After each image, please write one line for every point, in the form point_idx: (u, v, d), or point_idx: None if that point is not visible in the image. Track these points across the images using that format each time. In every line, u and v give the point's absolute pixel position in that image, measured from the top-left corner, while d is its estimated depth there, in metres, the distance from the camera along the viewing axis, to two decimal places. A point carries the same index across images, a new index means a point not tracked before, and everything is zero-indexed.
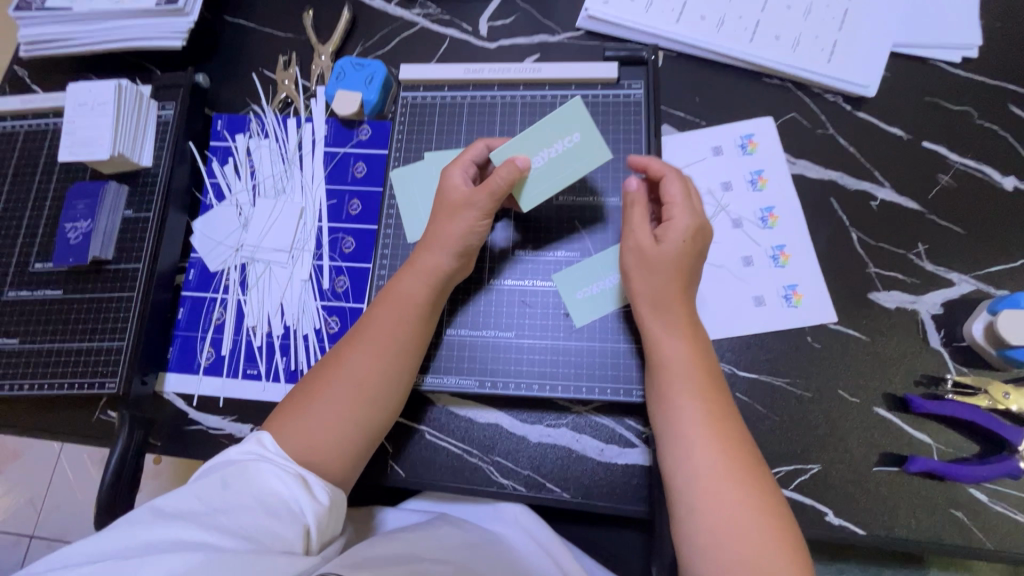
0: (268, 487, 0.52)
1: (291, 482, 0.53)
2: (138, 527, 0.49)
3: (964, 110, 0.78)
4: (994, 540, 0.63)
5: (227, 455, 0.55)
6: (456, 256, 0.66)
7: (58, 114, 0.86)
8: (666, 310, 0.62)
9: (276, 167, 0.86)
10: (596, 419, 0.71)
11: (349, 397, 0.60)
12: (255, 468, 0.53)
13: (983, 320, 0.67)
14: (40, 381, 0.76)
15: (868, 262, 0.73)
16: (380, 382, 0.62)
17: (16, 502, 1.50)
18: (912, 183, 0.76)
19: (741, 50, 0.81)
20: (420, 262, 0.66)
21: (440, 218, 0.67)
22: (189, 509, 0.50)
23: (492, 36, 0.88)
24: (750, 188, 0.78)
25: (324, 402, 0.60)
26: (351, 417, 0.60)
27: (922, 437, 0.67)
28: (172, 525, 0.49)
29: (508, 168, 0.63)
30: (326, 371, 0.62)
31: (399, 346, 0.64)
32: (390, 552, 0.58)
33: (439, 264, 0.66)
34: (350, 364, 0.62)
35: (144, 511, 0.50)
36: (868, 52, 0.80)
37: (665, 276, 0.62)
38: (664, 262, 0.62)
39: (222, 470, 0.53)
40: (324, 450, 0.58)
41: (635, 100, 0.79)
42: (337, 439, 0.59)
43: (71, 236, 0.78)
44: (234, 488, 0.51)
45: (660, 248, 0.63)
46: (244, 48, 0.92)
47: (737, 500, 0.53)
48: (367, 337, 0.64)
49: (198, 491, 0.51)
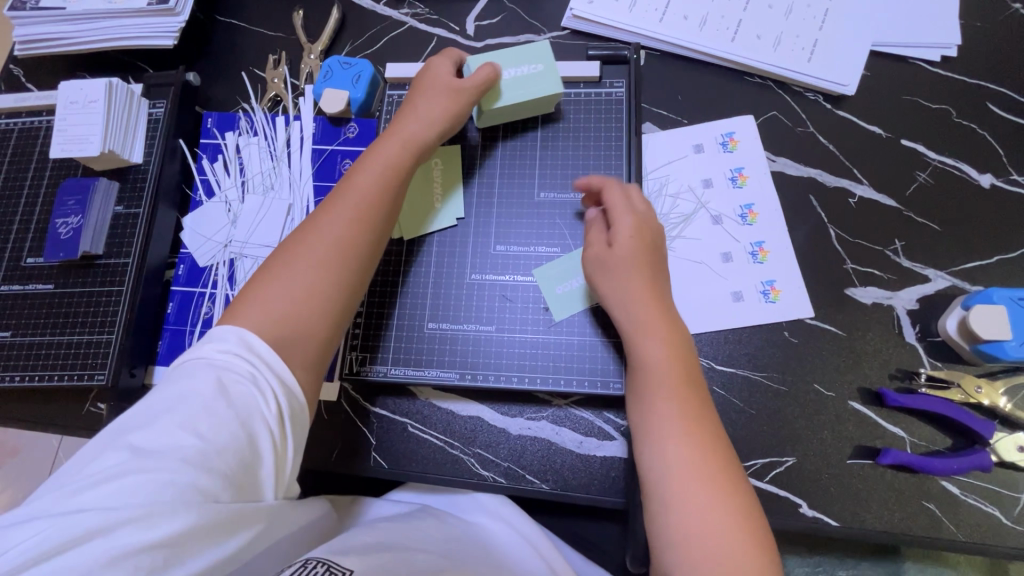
0: (251, 424, 0.49)
1: (274, 420, 0.50)
2: (105, 471, 0.43)
3: (942, 108, 0.79)
4: (966, 532, 0.64)
5: (204, 370, 0.50)
6: (432, 132, 0.70)
7: (51, 111, 0.87)
8: (634, 310, 0.63)
9: (264, 164, 0.87)
10: (576, 412, 0.72)
11: (329, 256, 0.60)
12: (238, 400, 0.49)
13: (957, 316, 0.68)
14: (31, 373, 0.78)
15: (845, 258, 0.74)
16: (360, 237, 0.62)
17: (15, 497, 1.52)
18: (890, 180, 0.77)
19: (723, 50, 0.82)
20: (397, 140, 0.68)
21: (418, 102, 0.71)
22: (164, 448, 0.45)
23: (478, 35, 0.89)
24: (730, 186, 0.79)
25: (301, 263, 0.59)
26: (330, 270, 0.60)
27: (895, 430, 0.68)
28: (148, 467, 0.44)
29: (487, 69, 0.72)
30: (299, 238, 0.61)
31: (376, 212, 0.64)
32: (373, 542, 0.59)
33: (413, 146, 0.68)
34: (326, 225, 0.62)
35: (116, 451, 0.44)
36: (847, 52, 0.81)
37: (626, 278, 0.64)
38: (622, 266, 0.65)
39: (201, 398, 0.48)
40: (304, 303, 0.57)
41: (617, 98, 0.80)
42: (315, 289, 0.58)
43: (62, 231, 0.80)
44: (217, 421, 0.47)
45: (616, 252, 0.65)
46: (235, 47, 0.93)
47: (708, 495, 0.53)
48: (341, 202, 0.64)
49: (177, 421, 0.46)
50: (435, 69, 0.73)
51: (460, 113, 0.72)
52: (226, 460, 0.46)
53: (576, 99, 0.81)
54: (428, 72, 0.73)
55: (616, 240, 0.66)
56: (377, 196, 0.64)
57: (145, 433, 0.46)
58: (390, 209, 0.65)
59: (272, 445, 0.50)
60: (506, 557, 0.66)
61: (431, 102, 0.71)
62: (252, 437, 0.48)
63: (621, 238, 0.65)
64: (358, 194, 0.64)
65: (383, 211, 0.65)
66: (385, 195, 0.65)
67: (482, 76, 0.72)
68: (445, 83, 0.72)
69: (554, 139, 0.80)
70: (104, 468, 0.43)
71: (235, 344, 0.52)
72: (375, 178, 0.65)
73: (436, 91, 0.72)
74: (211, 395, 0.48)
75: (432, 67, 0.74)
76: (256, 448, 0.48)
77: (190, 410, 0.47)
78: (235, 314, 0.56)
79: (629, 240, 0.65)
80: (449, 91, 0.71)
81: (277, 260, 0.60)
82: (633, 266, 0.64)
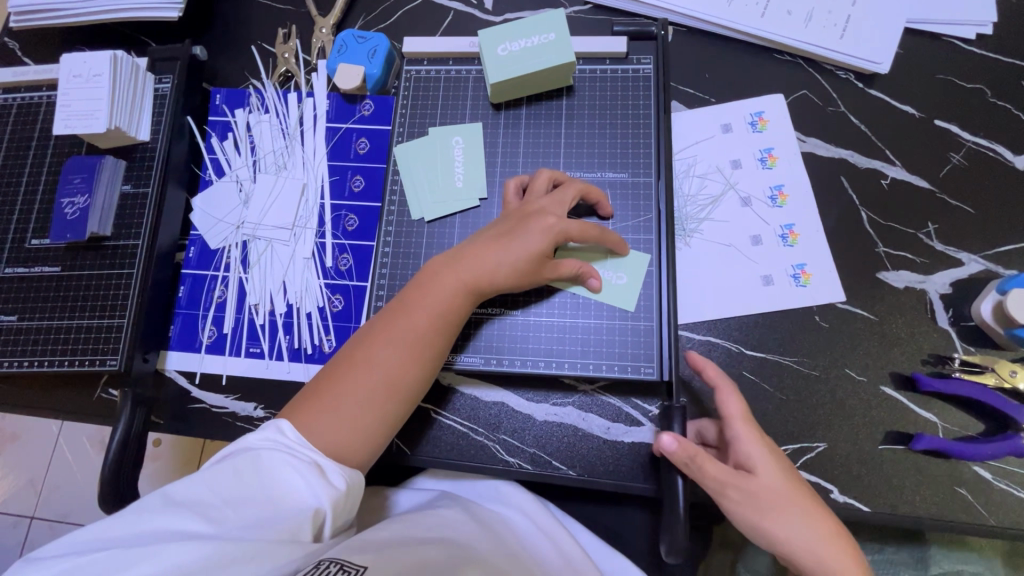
0: (280, 479, 0.54)
1: (305, 473, 0.54)
2: (142, 514, 0.50)
3: (977, 88, 0.77)
4: (998, 518, 0.63)
5: (244, 443, 0.56)
6: (505, 274, 0.66)
7: (51, 86, 0.84)
8: (804, 535, 0.58)
9: (276, 142, 0.84)
10: (602, 398, 0.71)
11: (374, 389, 0.62)
12: (267, 459, 0.55)
13: (992, 300, 0.67)
14: (39, 359, 0.75)
15: (876, 241, 0.73)
16: (407, 381, 0.64)
17: (18, 482, 1.50)
18: (923, 162, 0.75)
19: (752, 26, 0.80)
20: (466, 265, 0.66)
21: (504, 235, 0.67)
22: (194, 498, 0.52)
23: (497, 10, 0.86)
24: (760, 166, 0.77)
25: (346, 391, 0.62)
26: (373, 417, 0.62)
27: (927, 415, 0.67)
28: (176, 512, 0.50)
29: (573, 266, 0.68)
30: (354, 367, 0.63)
31: (423, 352, 0.64)
32: (390, 538, 0.58)
33: (482, 273, 0.66)
34: (384, 361, 0.63)
35: (153, 498, 0.52)
36: (881, 29, 0.78)
37: (775, 503, 0.58)
38: (772, 490, 0.58)
39: (233, 460, 0.54)
40: (347, 450, 0.60)
41: (644, 75, 0.78)
42: (362, 436, 0.61)
43: (68, 211, 0.77)
44: (246, 476, 0.53)
45: (758, 471, 0.58)
46: (243, 20, 0.89)
47: None
48: (394, 330, 0.64)
49: (208, 479, 0.53)
50: (541, 223, 0.66)
51: (531, 264, 0.66)
52: (251, 512, 0.52)
53: (601, 76, 0.78)
54: (533, 223, 0.66)
55: (762, 459, 0.59)
56: (427, 345, 0.65)
57: (179, 486, 0.52)
58: (436, 350, 0.65)
59: (301, 493, 0.53)
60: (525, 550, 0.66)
61: (513, 260, 0.65)
62: (279, 489, 0.53)
63: (748, 449, 0.59)
64: (414, 338, 0.64)
65: (427, 358, 0.65)
66: (433, 347, 0.65)
67: (570, 270, 0.67)
68: (542, 246, 0.65)
69: (580, 118, 0.78)
70: (143, 509, 0.51)
71: (273, 431, 0.58)
72: (433, 325, 0.65)
73: (528, 252, 0.65)
74: (244, 460, 0.54)
75: (542, 220, 0.66)
76: (283, 499, 0.53)
77: (224, 470, 0.53)
78: (295, 412, 0.61)
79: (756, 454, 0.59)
80: (535, 259, 0.66)
81: (330, 385, 0.62)
82: (783, 486, 0.58)
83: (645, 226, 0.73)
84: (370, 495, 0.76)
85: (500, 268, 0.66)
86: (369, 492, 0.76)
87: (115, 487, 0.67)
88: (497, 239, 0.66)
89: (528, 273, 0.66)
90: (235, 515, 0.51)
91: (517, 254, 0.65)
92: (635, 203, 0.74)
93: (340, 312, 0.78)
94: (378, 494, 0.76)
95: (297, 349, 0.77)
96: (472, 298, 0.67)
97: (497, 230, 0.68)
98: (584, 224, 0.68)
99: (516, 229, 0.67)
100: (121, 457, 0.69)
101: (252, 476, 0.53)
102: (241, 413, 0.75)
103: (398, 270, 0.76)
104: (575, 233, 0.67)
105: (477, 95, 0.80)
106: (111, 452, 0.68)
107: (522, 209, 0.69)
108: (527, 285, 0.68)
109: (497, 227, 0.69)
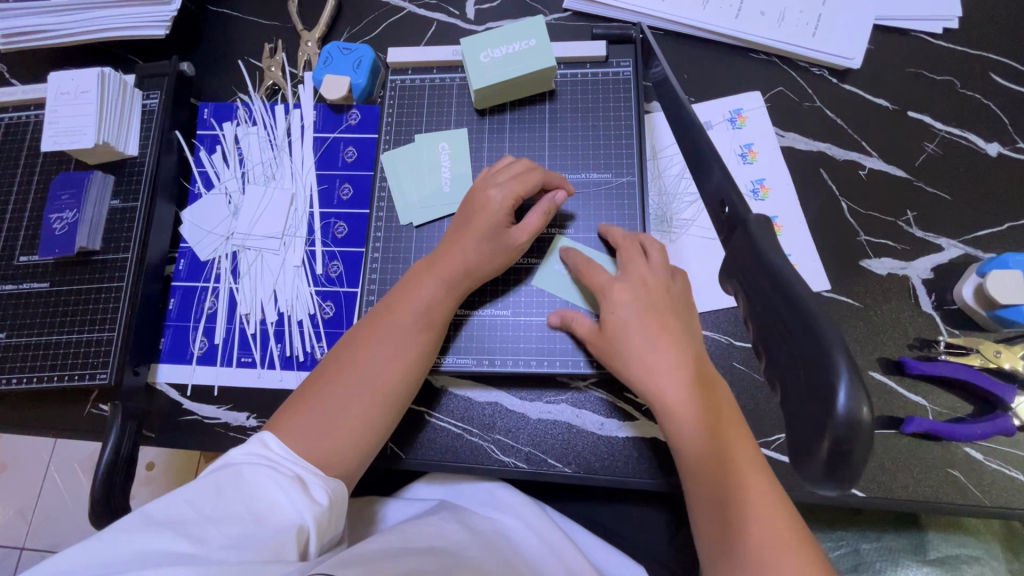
0: (263, 494, 0.53)
1: (288, 488, 0.54)
2: (123, 536, 0.49)
3: (946, 80, 0.79)
4: (992, 497, 0.64)
5: (229, 459, 0.57)
6: (479, 257, 0.68)
7: (40, 105, 0.84)
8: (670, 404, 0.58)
9: (265, 153, 0.85)
10: (596, 394, 0.71)
11: (364, 394, 0.63)
12: (251, 473, 0.55)
13: (972, 283, 0.69)
14: (28, 375, 0.75)
15: (858, 230, 0.74)
16: (396, 386, 0.64)
17: (6, 513, 1.47)
18: (899, 151, 0.77)
19: (728, 27, 0.82)
20: (445, 264, 0.68)
21: (471, 218, 0.69)
22: (177, 516, 0.51)
23: (480, 19, 0.88)
24: (741, 162, 0.79)
25: (330, 399, 0.62)
26: (360, 425, 0.62)
27: (916, 398, 0.67)
28: (156, 532, 0.50)
29: (537, 216, 0.69)
30: (341, 373, 0.63)
31: (413, 354, 0.65)
32: (384, 549, 0.56)
33: (459, 264, 0.67)
34: (369, 365, 0.64)
35: (133, 519, 0.51)
36: (851, 27, 0.81)
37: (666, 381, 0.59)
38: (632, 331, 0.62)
39: (216, 477, 0.54)
40: (336, 456, 0.60)
41: (624, 78, 0.80)
42: (352, 445, 0.61)
43: (57, 227, 0.77)
44: (228, 491, 0.53)
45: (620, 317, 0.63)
46: (230, 36, 0.91)
47: None
48: (380, 332, 0.65)
49: (189, 496, 0.52)
50: (494, 198, 0.69)
51: (493, 236, 0.68)
52: (230, 531, 0.51)
53: (583, 80, 0.80)
54: (481, 199, 0.69)
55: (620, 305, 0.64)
56: (413, 346, 0.65)
57: (161, 504, 0.52)
58: (427, 350, 0.66)
59: (283, 509, 0.53)
60: (521, 557, 0.65)
61: (481, 246, 0.68)
62: (260, 505, 0.53)
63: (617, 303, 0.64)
64: (401, 337, 0.65)
65: (417, 359, 0.66)
66: (420, 348, 0.66)
67: (537, 223, 0.69)
68: (495, 216, 0.68)
69: (563, 121, 0.79)
70: (122, 529, 0.50)
71: (258, 446, 0.58)
72: (419, 322, 0.66)
73: (486, 227, 0.68)
74: (226, 476, 0.54)
75: (489, 194, 0.69)
76: (266, 515, 0.52)
77: (204, 488, 0.53)
78: (284, 420, 0.61)
79: (672, 373, 0.59)
80: (495, 231, 0.68)
81: (316, 392, 0.63)
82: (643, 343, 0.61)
83: (631, 223, 0.74)
84: (361, 507, 0.75)
85: (471, 255, 0.67)
86: (363, 500, 0.76)
87: (106, 501, 0.66)
88: (462, 230, 0.69)
89: (497, 245, 0.68)
90: (217, 533, 0.50)
91: (487, 240, 0.68)
92: (620, 202, 0.75)
93: (331, 318, 0.78)
94: (373, 504, 0.75)
95: (289, 357, 0.77)
96: (457, 295, 0.68)
97: (462, 219, 0.70)
98: (524, 178, 0.70)
99: (475, 214, 0.69)
100: (111, 473, 0.68)
101: (235, 491, 0.53)
102: (234, 423, 0.75)
103: (388, 274, 0.76)
104: (521, 189, 0.69)
105: (462, 101, 0.82)
106: (100, 467, 0.68)
107: (473, 187, 0.72)
108: (505, 258, 0.69)
109: (461, 212, 0.71)
